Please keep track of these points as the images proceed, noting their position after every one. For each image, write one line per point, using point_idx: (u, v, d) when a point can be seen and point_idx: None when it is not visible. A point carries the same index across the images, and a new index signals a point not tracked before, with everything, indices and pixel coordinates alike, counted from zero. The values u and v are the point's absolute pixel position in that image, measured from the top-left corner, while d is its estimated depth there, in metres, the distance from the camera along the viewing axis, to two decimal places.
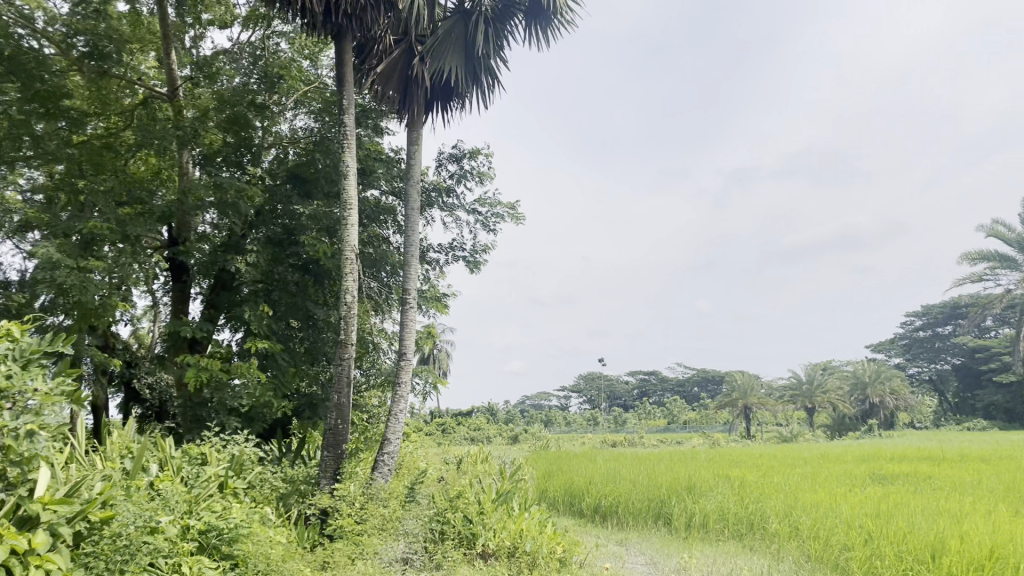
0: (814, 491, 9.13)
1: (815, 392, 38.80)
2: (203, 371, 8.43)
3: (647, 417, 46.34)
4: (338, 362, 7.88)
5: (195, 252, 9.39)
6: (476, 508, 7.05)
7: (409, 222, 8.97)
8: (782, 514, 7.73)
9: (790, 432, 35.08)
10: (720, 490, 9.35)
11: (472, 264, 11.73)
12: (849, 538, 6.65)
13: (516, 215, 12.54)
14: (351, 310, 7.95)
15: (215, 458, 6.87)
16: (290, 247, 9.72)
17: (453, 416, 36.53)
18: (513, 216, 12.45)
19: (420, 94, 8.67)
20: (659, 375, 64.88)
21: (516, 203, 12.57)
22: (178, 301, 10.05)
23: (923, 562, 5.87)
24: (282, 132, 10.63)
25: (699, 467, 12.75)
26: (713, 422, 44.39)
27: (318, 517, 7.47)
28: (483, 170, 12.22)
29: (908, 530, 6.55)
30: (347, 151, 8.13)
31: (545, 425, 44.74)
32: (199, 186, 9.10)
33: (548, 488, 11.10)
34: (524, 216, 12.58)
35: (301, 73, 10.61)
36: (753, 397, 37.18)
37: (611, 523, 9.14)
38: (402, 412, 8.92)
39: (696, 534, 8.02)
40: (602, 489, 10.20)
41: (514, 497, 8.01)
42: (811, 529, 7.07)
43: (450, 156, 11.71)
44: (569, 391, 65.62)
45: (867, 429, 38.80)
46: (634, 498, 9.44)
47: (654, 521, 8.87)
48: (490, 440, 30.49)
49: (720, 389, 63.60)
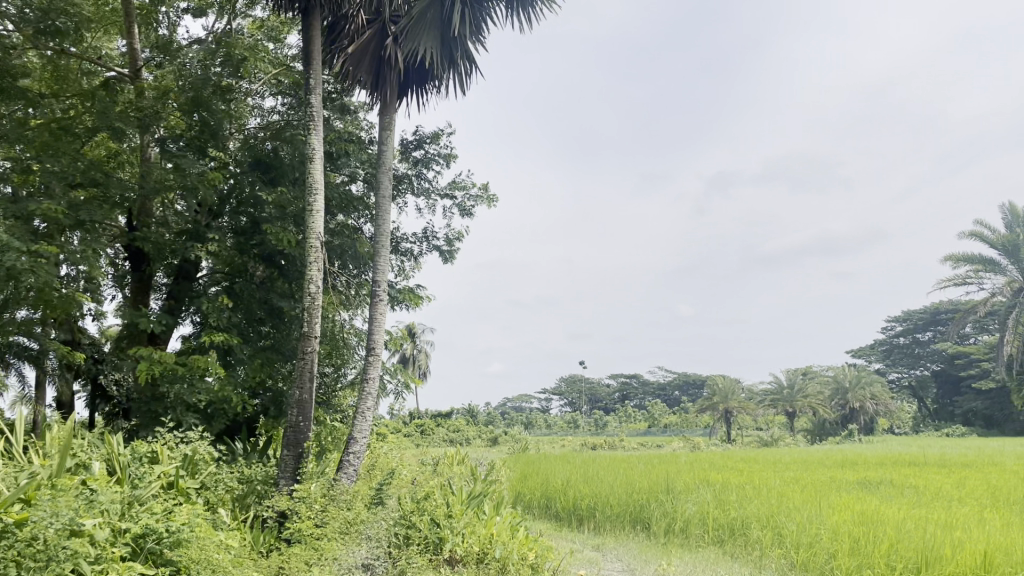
0: (797, 497, 8.80)
1: (796, 396, 38.72)
2: (157, 364, 8.03)
3: (628, 420, 46.06)
4: (301, 356, 7.48)
5: (155, 241, 8.98)
6: (444, 512, 6.61)
7: (379, 211, 8.60)
8: (765, 521, 7.38)
9: (771, 437, 34.91)
10: (699, 495, 9.02)
11: (445, 252, 11.34)
12: (833, 544, 6.33)
13: (489, 197, 12.16)
14: (314, 301, 7.56)
15: (165, 456, 6.48)
16: (255, 236, 9.34)
17: (431, 417, 36.12)
18: (486, 199, 12.07)
19: (393, 77, 8.31)
20: (640, 379, 64.68)
21: (488, 186, 12.19)
22: (138, 292, 9.62)
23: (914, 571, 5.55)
24: (251, 119, 10.27)
25: (680, 471, 12.45)
26: (694, 426, 44.19)
27: (276, 519, 7.07)
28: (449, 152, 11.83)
29: (895, 538, 6.24)
30: (314, 134, 7.76)
31: (525, 427, 44.31)
32: (159, 170, 8.69)
33: (523, 491, 10.72)
34: (497, 197, 12.21)
35: (270, 55, 10.22)
36: (734, 401, 36.97)
37: (588, 527, 8.78)
38: (369, 410, 8.50)
39: (675, 540, 7.68)
40: (579, 492, 9.83)
41: (485, 500, 7.59)
42: (795, 536, 6.73)
43: (415, 140, 11.34)
44: (550, 394, 65.26)
45: (848, 434, 38.75)
46: (612, 502, 9.08)
47: (631, 526, 8.52)
48: (469, 442, 30.08)
49: (701, 392, 63.47)
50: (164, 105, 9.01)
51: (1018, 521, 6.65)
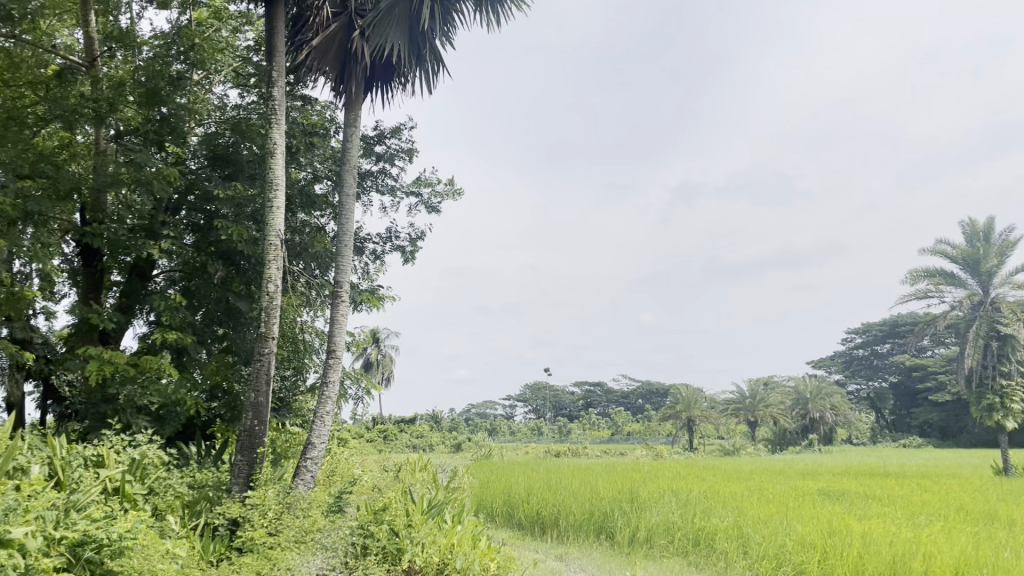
0: (761, 507, 8.74)
1: (758, 406, 39.06)
2: (106, 364, 7.70)
3: (591, 428, 46.06)
4: (258, 357, 7.22)
5: (107, 237, 8.65)
6: (404, 521, 6.33)
7: (343, 209, 8.39)
8: (730, 531, 7.27)
9: (733, 445, 35.13)
10: (663, 504, 8.91)
11: (409, 251, 11.14)
12: (798, 556, 6.25)
13: (454, 191, 11.98)
14: (273, 300, 7.31)
15: (111, 460, 6.18)
16: (211, 233, 9.06)
17: (394, 423, 35.79)
18: (451, 193, 11.90)
19: (359, 71, 8.14)
20: (604, 387, 64.81)
21: (453, 180, 12.00)
22: (90, 289, 9.28)
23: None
24: (209, 110, 9.96)
25: (644, 479, 12.34)
26: (656, 434, 44.35)
27: (228, 527, 6.81)
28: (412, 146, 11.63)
29: (861, 549, 6.17)
30: (276, 127, 7.52)
31: (488, 434, 44.07)
32: (113, 163, 8.36)
33: (485, 498, 10.54)
34: (461, 192, 12.04)
35: (229, 48, 9.95)
36: (696, 410, 37.14)
37: (550, 537, 8.63)
38: (327, 415, 8.24)
39: (640, 549, 7.56)
40: (541, 501, 9.69)
41: (447, 509, 7.35)
42: (760, 547, 6.63)
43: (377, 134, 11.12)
44: (513, 401, 65.11)
45: (807, 444, 39.16)
46: (576, 509, 8.95)
47: (595, 536, 8.37)
48: (431, 448, 29.77)
49: (664, 401, 63.76)
50: (119, 96, 8.69)
51: (979, 536, 6.63)
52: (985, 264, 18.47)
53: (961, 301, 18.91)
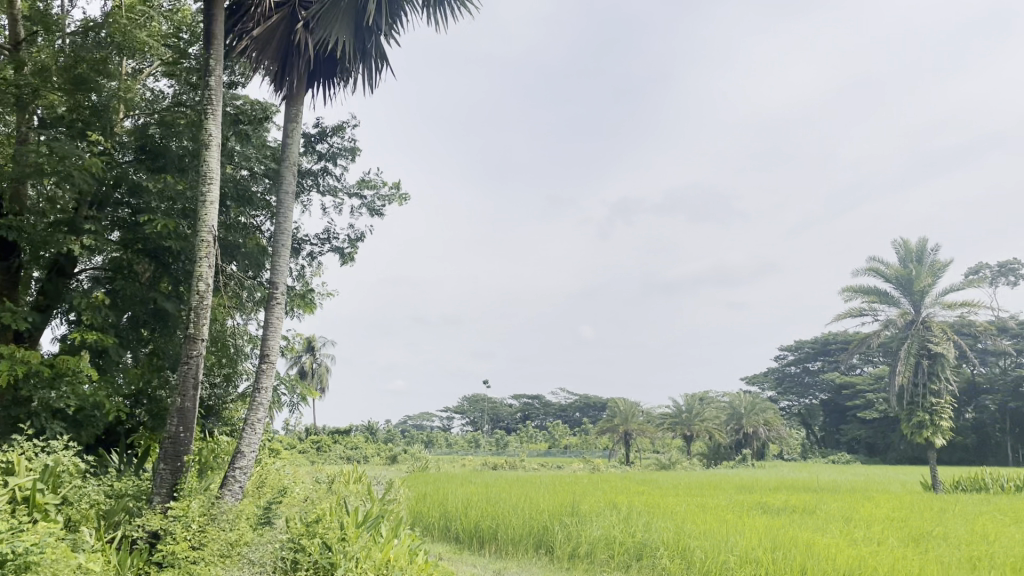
0: (702, 522, 8.66)
1: (693, 420, 39.54)
2: (18, 365, 7.23)
3: (529, 440, 45.96)
4: (185, 360, 6.83)
5: (26, 231, 8.16)
6: (338, 534, 5.99)
7: (280, 207, 8.07)
8: (672, 546, 7.15)
9: (669, 459, 35.45)
10: (604, 518, 8.80)
11: (348, 254, 10.83)
12: (741, 570, 6.16)
13: (400, 196, 11.73)
14: (203, 300, 6.92)
15: (20, 468, 5.75)
16: (140, 231, 8.62)
17: (329, 434, 35.13)
18: (398, 198, 11.64)
19: (302, 63, 7.91)
20: (542, 400, 64.86)
21: (400, 185, 11.75)
22: (6, 285, 8.74)
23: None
24: (138, 98, 9.51)
25: (584, 493, 12.22)
26: (593, 447, 44.49)
27: (148, 541, 6.39)
28: (359, 148, 11.35)
29: (803, 562, 6.14)
30: (212, 119, 7.18)
31: (425, 447, 43.57)
32: (35, 152, 7.90)
33: (422, 512, 10.25)
34: (408, 197, 11.79)
35: (166, 39, 9.54)
36: (633, 424, 37.35)
37: (488, 551, 8.40)
38: (258, 422, 7.86)
39: (580, 565, 7.41)
40: (480, 513, 9.45)
41: (383, 522, 7.06)
42: (701, 563, 6.52)
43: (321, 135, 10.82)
44: (451, 413, 64.61)
45: (741, 459, 39.79)
46: (514, 522, 8.73)
47: (534, 550, 8.18)
48: (367, 459, 29.21)
49: (601, 414, 64.09)
50: (44, 83, 8.22)
51: (917, 552, 6.64)
52: (919, 283, 18.88)
53: (894, 320, 19.33)
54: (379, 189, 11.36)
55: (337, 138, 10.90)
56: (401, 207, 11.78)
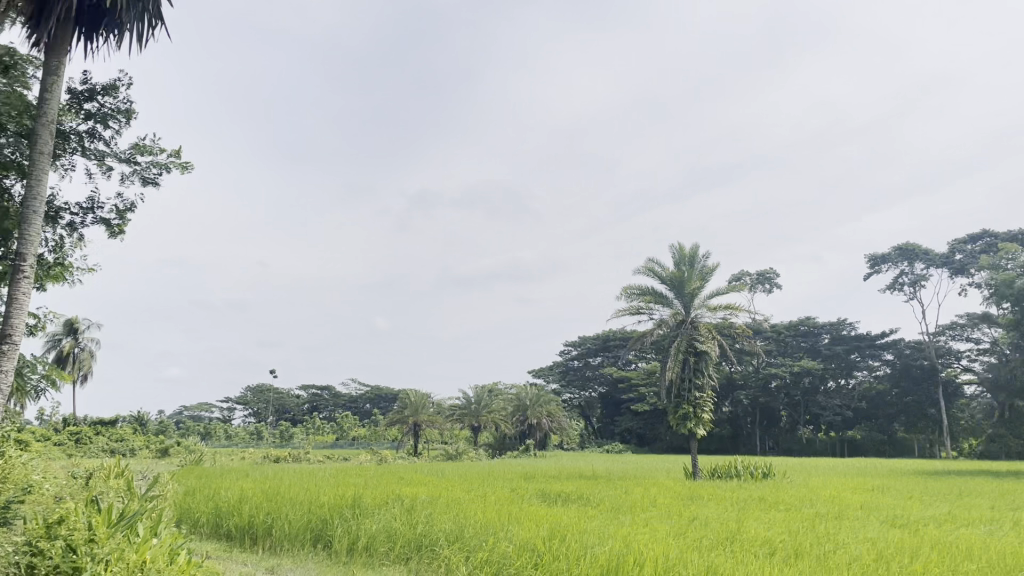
0: (484, 512, 8.74)
1: (481, 411, 40.44)
2: None
3: (315, 432, 44.74)
4: None
5: None
6: (86, 536, 5.38)
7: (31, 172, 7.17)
8: (453, 536, 7.13)
9: (456, 450, 35.97)
10: (387, 510, 8.67)
11: (116, 226, 9.83)
12: (518, 559, 6.23)
13: (183, 165, 10.85)
14: None
15: None
16: None
17: (92, 425, 32.13)
18: (180, 167, 10.76)
19: (58, 10, 7.68)
20: (332, 391, 63.43)
21: (183, 154, 10.88)
22: None
23: (587, 565, 5.68)
24: None
25: (370, 485, 12.03)
26: (382, 439, 44.17)
27: None
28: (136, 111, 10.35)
29: (576, 549, 6.31)
30: None
31: (202, 439, 41.07)
32: None
33: (192, 507, 9.57)
34: (191, 167, 10.93)
35: None
36: (423, 415, 37.48)
37: (263, 548, 7.97)
38: None
39: (359, 558, 7.20)
40: (257, 508, 8.96)
41: (144, 519, 6.48)
42: (481, 552, 6.54)
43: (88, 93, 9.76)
44: (233, 403, 61.46)
45: (524, 449, 41.24)
46: (293, 517, 8.35)
47: (312, 545, 7.88)
48: (134, 452, 26.99)
49: (391, 406, 63.72)
50: None
51: (680, 536, 7.04)
52: (690, 285, 20.40)
53: (666, 319, 20.73)
54: (156, 157, 10.43)
55: (108, 98, 9.87)
56: (183, 177, 10.89)
